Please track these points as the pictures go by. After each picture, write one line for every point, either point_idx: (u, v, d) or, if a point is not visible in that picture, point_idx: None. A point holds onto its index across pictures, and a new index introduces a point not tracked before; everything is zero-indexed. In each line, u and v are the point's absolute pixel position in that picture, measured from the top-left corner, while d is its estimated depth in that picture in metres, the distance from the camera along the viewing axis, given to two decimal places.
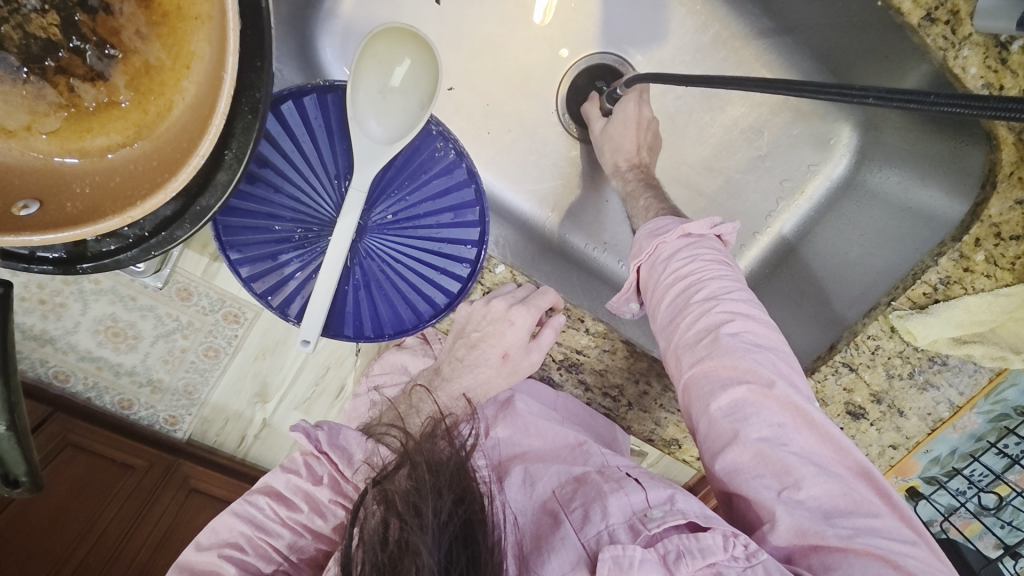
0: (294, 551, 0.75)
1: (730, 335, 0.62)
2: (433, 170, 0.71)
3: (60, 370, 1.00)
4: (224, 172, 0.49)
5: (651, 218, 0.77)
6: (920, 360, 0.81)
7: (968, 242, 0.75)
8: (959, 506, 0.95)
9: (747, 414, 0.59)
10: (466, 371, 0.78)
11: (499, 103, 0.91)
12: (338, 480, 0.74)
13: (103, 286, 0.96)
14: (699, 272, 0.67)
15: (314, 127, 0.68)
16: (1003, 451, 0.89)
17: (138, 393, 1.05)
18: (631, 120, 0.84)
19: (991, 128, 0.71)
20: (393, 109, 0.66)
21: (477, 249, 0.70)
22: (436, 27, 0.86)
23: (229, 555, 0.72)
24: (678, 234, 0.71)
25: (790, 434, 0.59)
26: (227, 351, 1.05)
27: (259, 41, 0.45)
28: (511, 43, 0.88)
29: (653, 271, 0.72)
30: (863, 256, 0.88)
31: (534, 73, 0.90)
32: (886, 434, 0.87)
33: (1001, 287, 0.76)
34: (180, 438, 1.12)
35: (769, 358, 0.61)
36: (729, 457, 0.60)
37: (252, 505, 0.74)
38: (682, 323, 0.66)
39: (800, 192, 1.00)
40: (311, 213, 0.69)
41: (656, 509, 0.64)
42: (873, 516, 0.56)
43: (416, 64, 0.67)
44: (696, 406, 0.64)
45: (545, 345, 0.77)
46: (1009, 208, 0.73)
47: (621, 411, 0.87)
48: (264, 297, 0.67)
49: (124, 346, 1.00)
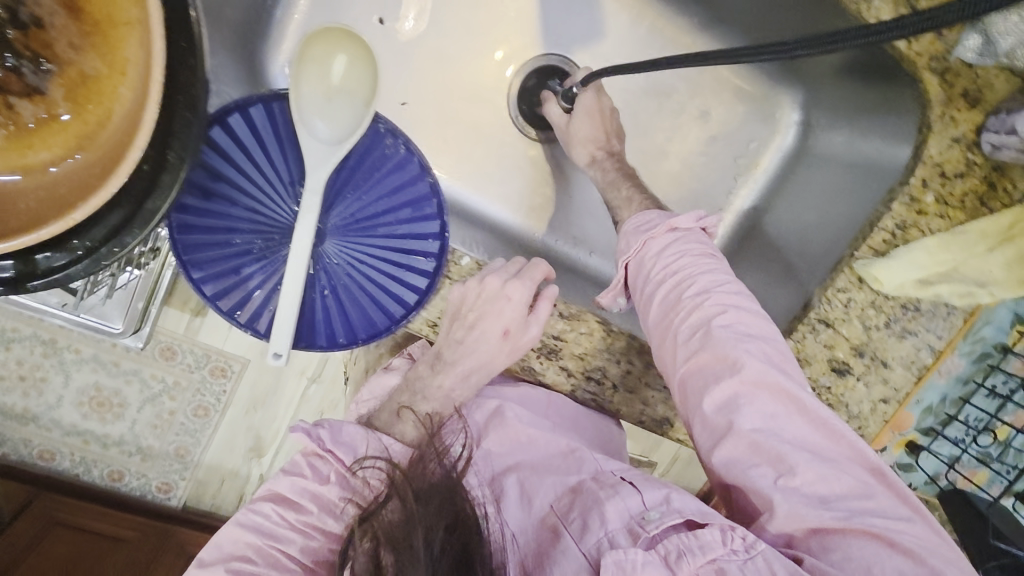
0: (307, 554, 0.71)
1: (721, 330, 0.65)
2: (386, 167, 0.71)
3: (46, 449, 1.21)
4: (169, 173, 0.50)
5: (635, 215, 0.79)
6: (893, 308, 0.82)
7: (915, 184, 0.78)
8: (961, 453, 0.95)
9: (740, 405, 0.62)
10: (468, 353, 0.77)
11: (451, 112, 0.93)
12: (346, 475, 0.73)
13: (84, 356, 1.15)
14: (689, 267, 0.69)
15: (262, 136, 0.67)
16: (993, 392, 0.90)
17: (128, 462, 1.24)
18: (593, 112, 0.88)
19: (916, 72, 0.75)
20: (337, 103, 0.66)
21: (439, 241, 0.70)
22: (382, 44, 0.88)
23: (239, 568, 0.70)
24: (664, 230, 0.73)
25: (784, 424, 0.62)
26: (216, 408, 1.23)
27: (190, 42, 0.47)
28: (459, 54, 0.91)
29: (642, 268, 0.73)
30: (823, 216, 0.90)
31: (483, 80, 0.93)
32: (875, 388, 0.85)
33: (955, 227, 0.78)
34: (176, 505, 1.30)
35: (758, 349, 0.64)
36: (724, 450, 0.62)
37: (257, 513, 0.72)
38: (675, 320, 0.68)
39: (755, 166, 1.01)
40: (269, 222, 0.68)
41: (654, 510, 0.65)
42: (866, 497, 0.60)
43: (355, 62, 0.67)
44: (691, 402, 0.66)
45: (543, 317, 0.75)
46: (947, 146, 0.76)
47: (608, 395, 0.82)
48: (232, 314, 0.67)
49: (111, 415, 1.20)
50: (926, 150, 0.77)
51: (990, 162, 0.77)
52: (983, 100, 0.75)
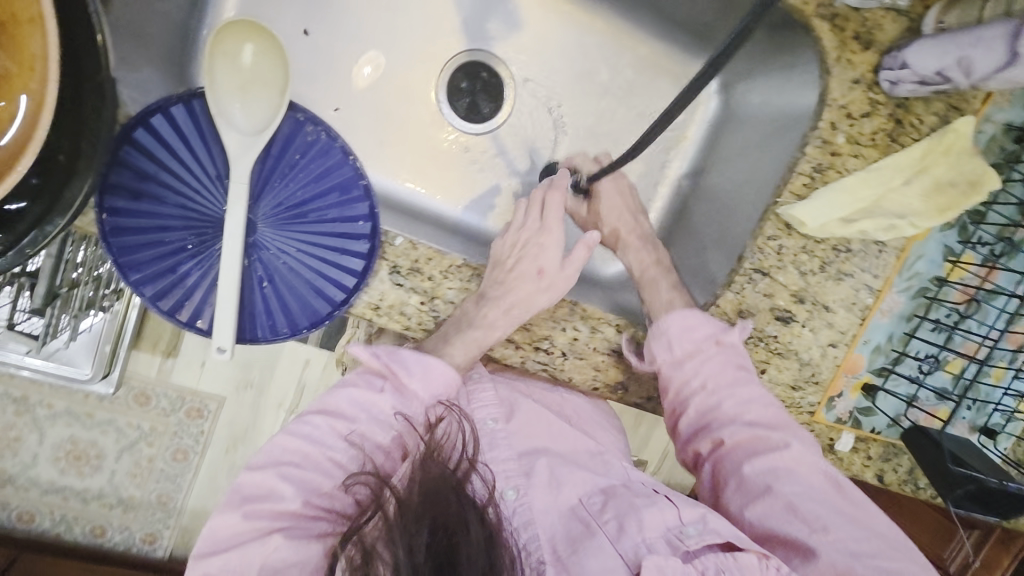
0: (356, 462, 0.70)
1: (756, 419, 0.77)
2: (310, 154, 0.73)
3: (26, 511, 1.39)
4: (85, 159, 0.58)
5: (678, 309, 0.82)
6: (824, 251, 0.86)
7: (825, 127, 0.82)
8: (919, 391, 0.91)
9: (778, 474, 0.73)
10: (505, 292, 0.75)
11: (382, 112, 0.96)
12: (403, 390, 0.72)
13: (55, 417, 1.36)
14: (732, 364, 0.80)
15: (187, 134, 0.69)
16: (938, 324, 0.90)
17: (110, 514, 1.42)
18: (615, 194, 0.92)
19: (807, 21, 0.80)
20: (251, 91, 0.71)
21: (369, 221, 0.72)
22: (309, 55, 0.92)
23: (285, 473, 0.67)
24: (715, 342, 0.80)
25: (816, 493, 0.72)
26: (194, 450, 1.42)
27: (88, 43, 0.55)
28: (385, 56, 0.95)
29: (681, 366, 0.80)
30: (750, 174, 0.92)
31: (411, 80, 0.97)
32: (821, 333, 0.88)
33: (871, 163, 0.82)
34: (161, 554, 1.46)
35: (792, 433, 0.76)
36: (758, 509, 0.73)
37: (307, 424, 0.70)
38: (718, 408, 0.79)
39: (684, 138, 1.03)
40: (201, 216, 0.70)
41: (691, 525, 0.68)
42: (897, 559, 0.69)
43: (263, 55, 0.72)
44: (729, 473, 0.77)
45: (579, 261, 0.78)
46: (849, 88, 0.81)
47: (558, 363, 0.83)
48: (172, 313, 0.68)
49: (87, 468, 1.39)
50: (830, 94, 0.81)
51: (893, 100, 0.82)
52: (875, 41, 0.80)
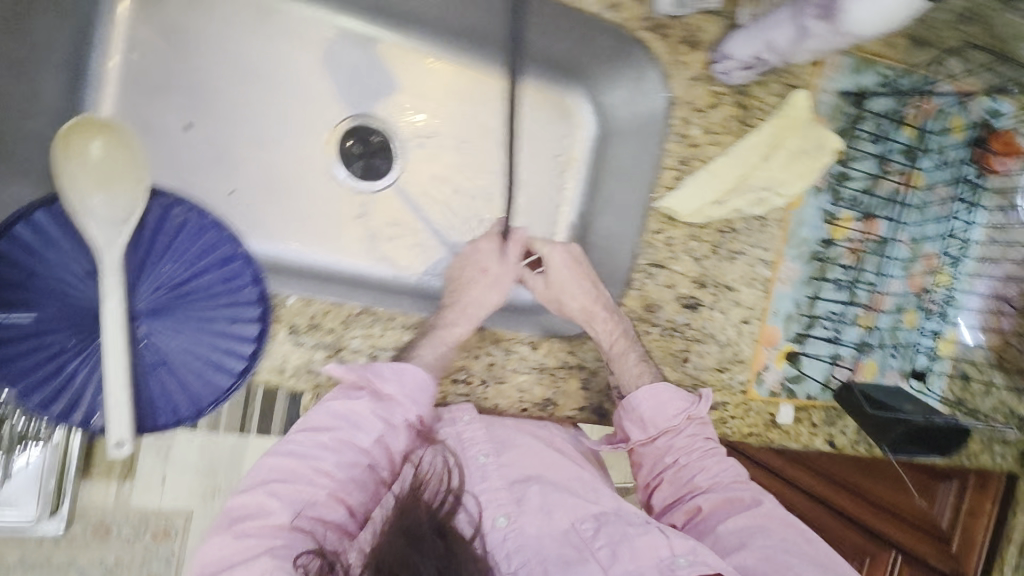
0: (343, 468, 0.74)
1: (723, 483, 0.82)
2: (183, 234, 0.74)
3: None
4: None
5: (643, 385, 0.86)
6: (711, 235, 0.93)
7: (680, 121, 0.89)
8: (839, 348, 0.98)
9: (750, 530, 0.76)
10: (461, 290, 0.87)
11: (271, 187, 0.92)
12: (387, 404, 0.78)
13: None
14: (698, 437, 0.86)
15: (52, 237, 0.70)
16: (837, 283, 0.97)
17: None
18: (572, 277, 0.89)
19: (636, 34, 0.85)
20: (108, 185, 0.68)
21: (255, 288, 0.74)
22: (185, 145, 0.86)
23: (274, 489, 0.71)
24: (682, 416, 0.85)
25: (788, 542, 0.74)
26: None
27: None
28: (264, 132, 0.91)
29: (651, 444, 0.86)
30: (633, 179, 0.93)
31: (300, 154, 0.93)
32: (731, 312, 0.94)
33: (730, 146, 0.90)
34: None
35: (759, 495, 0.81)
36: (736, 560, 0.73)
37: (290, 441, 0.74)
38: (688, 475, 0.83)
39: (573, 159, 0.99)
40: (78, 314, 0.71)
41: (682, 556, 0.66)
42: None
43: (114, 145, 0.69)
44: (705, 535, 0.78)
45: (514, 255, 0.91)
46: (692, 83, 0.88)
47: (480, 392, 0.88)
48: (65, 415, 0.70)
49: None
50: (676, 94, 0.89)
51: (734, 88, 0.90)
52: (701, 42, 0.87)
